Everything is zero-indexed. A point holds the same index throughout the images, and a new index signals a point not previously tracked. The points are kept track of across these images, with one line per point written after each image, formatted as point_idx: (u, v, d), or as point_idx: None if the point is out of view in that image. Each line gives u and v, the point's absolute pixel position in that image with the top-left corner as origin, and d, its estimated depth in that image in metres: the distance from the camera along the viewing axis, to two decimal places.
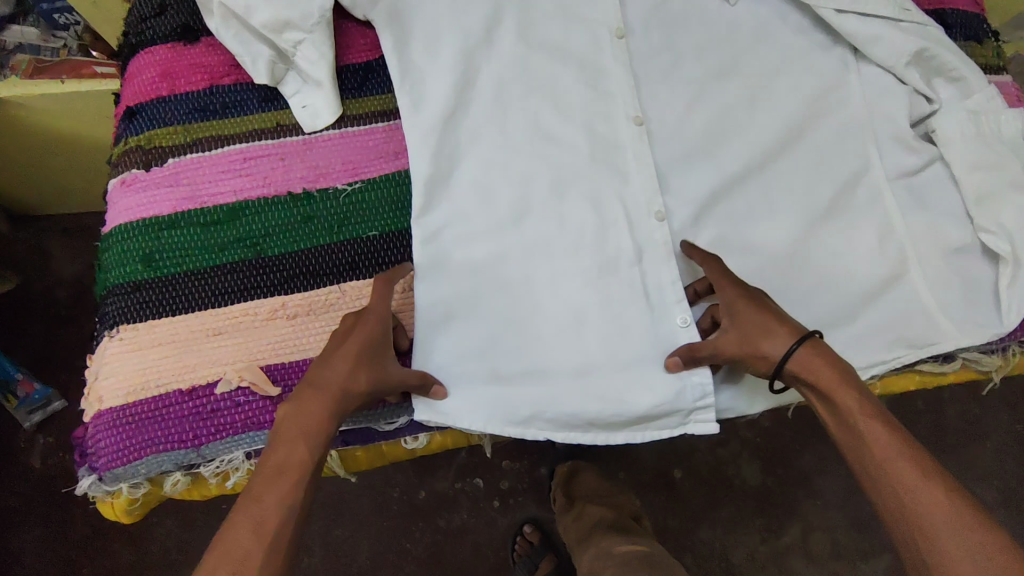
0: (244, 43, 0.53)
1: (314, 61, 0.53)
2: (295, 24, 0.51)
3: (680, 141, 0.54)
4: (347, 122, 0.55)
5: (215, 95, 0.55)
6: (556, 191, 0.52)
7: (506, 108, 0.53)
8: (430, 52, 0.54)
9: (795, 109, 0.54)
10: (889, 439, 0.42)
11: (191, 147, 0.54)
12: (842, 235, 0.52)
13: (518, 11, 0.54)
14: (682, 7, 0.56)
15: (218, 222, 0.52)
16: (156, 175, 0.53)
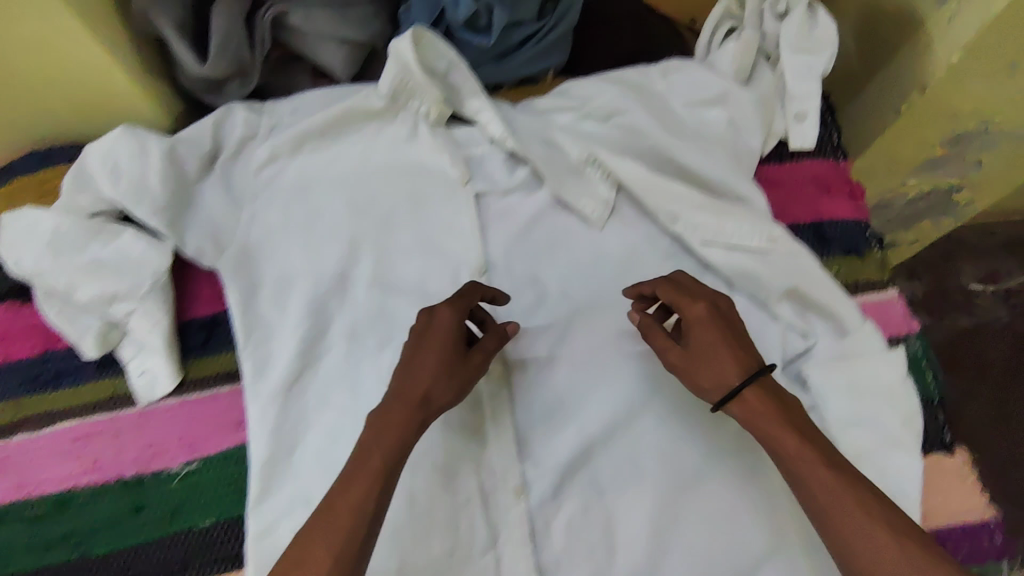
0: (76, 322, 0.85)
1: (147, 329, 0.85)
2: (125, 297, 0.84)
3: (533, 367, 0.83)
4: (186, 384, 0.86)
5: (50, 361, 0.87)
6: (334, 433, 0.79)
7: (357, 366, 0.83)
8: (277, 305, 0.85)
9: (555, 361, 0.83)
10: (842, 482, 0.65)
11: (21, 426, 0.85)
12: (610, 465, 0.79)
13: (374, 252, 0.87)
14: (545, 230, 0.90)
15: (47, 516, 0.81)
16: (63, 445, 0.84)
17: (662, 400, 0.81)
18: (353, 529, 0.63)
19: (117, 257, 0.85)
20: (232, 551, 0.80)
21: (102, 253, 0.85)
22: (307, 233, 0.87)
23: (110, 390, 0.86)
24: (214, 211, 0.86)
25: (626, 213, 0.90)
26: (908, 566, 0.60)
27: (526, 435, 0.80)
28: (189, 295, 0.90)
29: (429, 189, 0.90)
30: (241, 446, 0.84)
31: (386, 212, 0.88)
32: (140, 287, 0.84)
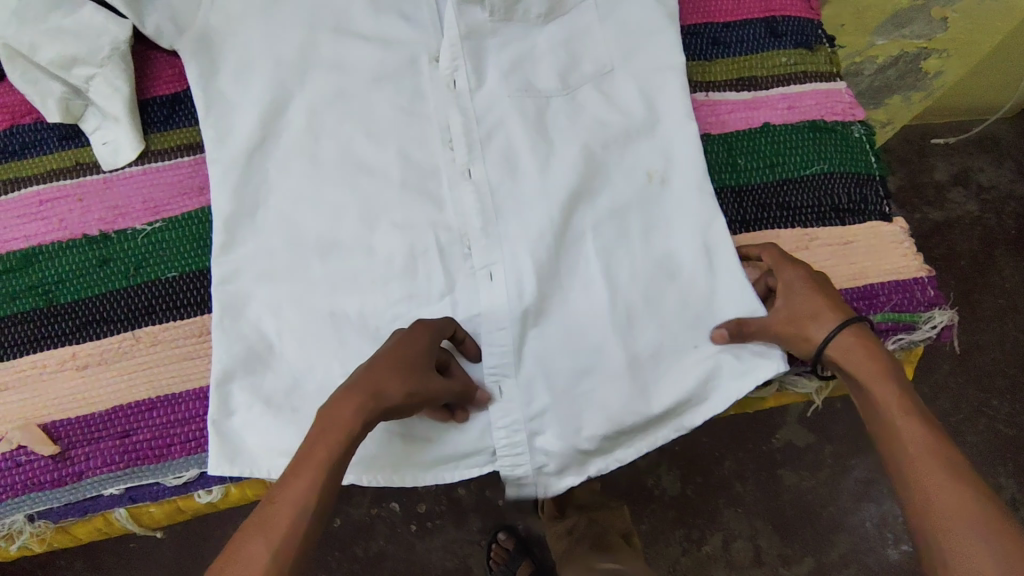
0: (54, 66, 0.67)
1: (108, 94, 0.69)
2: (84, 61, 0.68)
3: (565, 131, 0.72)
4: (150, 156, 0.70)
5: (16, 132, 0.71)
6: (318, 188, 0.69)
7: (320, 133, 0.71)
8: (238, 83, 0.72)
9: (566, 140, 0.71)
10: (911, 261, 0.68)
11: (28, 182, 0.70)
12: (630, 184, 0.71)
13: (351, 10, 0.75)
14: (503, 37, 0.74)
15: (44, 266, 0.67)
16: (27, 209, 0.69)
17: (759, 120, 0.73)
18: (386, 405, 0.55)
19: (77, 25, 0.68)
20: (206, 293, 0.66)
21: (60, 20, 0.67)
22: (266, 12, 0.75)
23: (77, 162, 0.70)
24: None
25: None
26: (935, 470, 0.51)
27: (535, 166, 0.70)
28: (148, 76, 0.73)
29: None
30: (203, 209, 0.69)
31: None
32: (99, 50, 0.68)
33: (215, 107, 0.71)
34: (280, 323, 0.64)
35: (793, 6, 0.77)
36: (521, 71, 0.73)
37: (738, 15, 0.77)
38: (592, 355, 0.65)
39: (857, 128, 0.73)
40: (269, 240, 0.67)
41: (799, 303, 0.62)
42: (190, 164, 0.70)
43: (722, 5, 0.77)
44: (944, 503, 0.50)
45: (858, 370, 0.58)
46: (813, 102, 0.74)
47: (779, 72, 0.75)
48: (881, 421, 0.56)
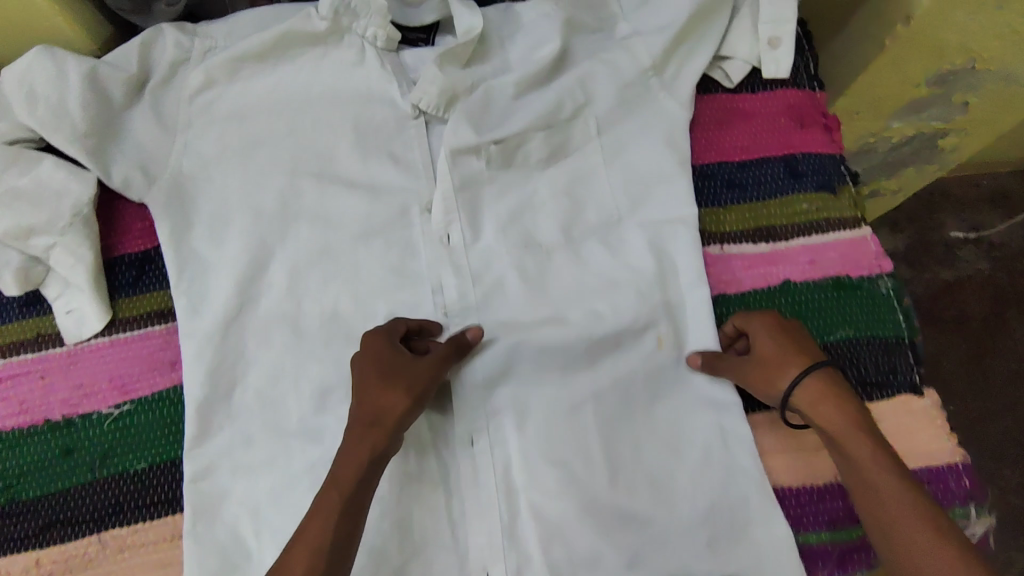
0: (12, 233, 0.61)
1: (70, 263, 0.62)
2: (43, 230, 0.62)
3: (568, 290, 0.66)
4: (118, 325, 0.65)
5: None
6: (299, 363, 0.63)
7: (302, 297, 0.65)
8: (214, 239, 0.66)
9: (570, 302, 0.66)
10: (942, 443, 0.63)
11: None
12: (640, 352, 0.65)
13: (336, 152, 0.69)
14: (500, 183, 0.68)
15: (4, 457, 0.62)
16: None
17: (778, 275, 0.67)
18: (383, 453, 0.56)
19: (36, 186, 0.63)
20: (179, 489, 0.61)
21: (18, 183, 0.62)
22: (243, 157, 0.68)
23: (38, 333, 0.65)
24: (264, 84, 0.70)
25: (582, 134, 0.69)
26: (920, 522, 0.51)
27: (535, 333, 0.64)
28: (115, 231, 0.67)
29: (381, 91, 0.70)
30: (175, 388, 0.63)
31: (366, 100, 0.70)
32: (59, 218, 0.62)
33: (188, 271, 0.65)
34: (258, 525, 0.59)
35: (814, 142, 0.71)
36: (519, 220, 0.68)
37: (756, 151, 0.71)
38: (593, 546, 0.60)
39: (883, 283, 0.68)
40: (247, 427, 0.62)
41: (759, 350, 0.61)
42: (161, 334, 0.65)
43: (737, 141, 0.71)
44: (928, 560, 0.50)
45: (821, 416, 0.58)
46: (835, 254, 0.68)
47: (799, 220, 0.69)
48: (861, 479, 0.55)
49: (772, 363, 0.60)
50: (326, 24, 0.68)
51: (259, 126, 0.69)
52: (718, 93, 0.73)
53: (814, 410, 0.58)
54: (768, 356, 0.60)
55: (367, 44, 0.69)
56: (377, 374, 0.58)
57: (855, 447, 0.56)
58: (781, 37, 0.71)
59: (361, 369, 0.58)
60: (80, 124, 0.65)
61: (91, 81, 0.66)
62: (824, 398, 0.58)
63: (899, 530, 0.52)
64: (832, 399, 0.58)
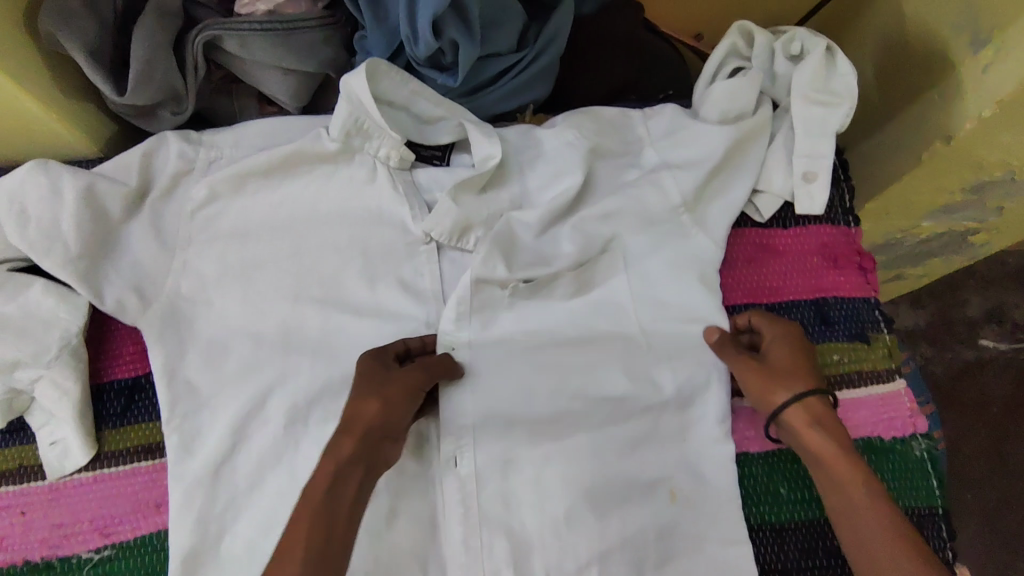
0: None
1: (55, 397, 0.59)
2: (28, 364, 0.59)
3: (580, 439, 0.62)
4: (103, 459, 0.61)
5: None
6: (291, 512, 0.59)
7: (299, 436, 0.62)
8: (209, 369, 0.63)
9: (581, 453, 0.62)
10: None
11: None
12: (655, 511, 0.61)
13: (342, 277, 0.66)
14: (512, 319, 0.64)
15: None
16: None
17: None
18: (368, 468, 0.54)
19: (25, 314, 0.60)
20: None
21: (7, 311, 0.59)
22: (244, 279, 0.65)
23: (20, 464, 0.62)
24: (269, 200, 0.67)
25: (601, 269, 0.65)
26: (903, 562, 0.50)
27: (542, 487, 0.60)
28: (106, 355, 0.64)
29: (393, 213, 0.67)
30: (160, 532, 0.60)
31: (376, 222, 0.67)
32: (46, 352, 0.59)
33: (181, 406, 0.61)
34: None
35: (849, 284, 0.68)
36: (530, 359, 0.63)
37: (785, 293, 0.67)
38: None
39: (917, 444, 0.64)
40: None
41: (771, 355, 0.60)
42: (147, 471, 0.61)
43: (766, 281, 0.67)
44: None
45: (810, 441, 0.57)
46: (866, 411, 0.64)
47: (829, 371, 0.65)
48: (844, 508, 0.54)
49: (781, 372, 0.59)
50: (337, 145, 0.65)
51: (261, 246, 0.66)
52: (748, 226, 0.69)
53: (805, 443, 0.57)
54: (783, 369, 0.59)
55: (380, 164, 0.66)
56: (365, 381, 0.57)
57: (845, 475, 0.55)
58: (817, 172, 0.67)
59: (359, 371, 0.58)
60: (73, 246, 0.62)
61: (88, 198, 0.62)
62: (818, 425, 0.57)
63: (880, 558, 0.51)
64: (824, 425, 0.57)
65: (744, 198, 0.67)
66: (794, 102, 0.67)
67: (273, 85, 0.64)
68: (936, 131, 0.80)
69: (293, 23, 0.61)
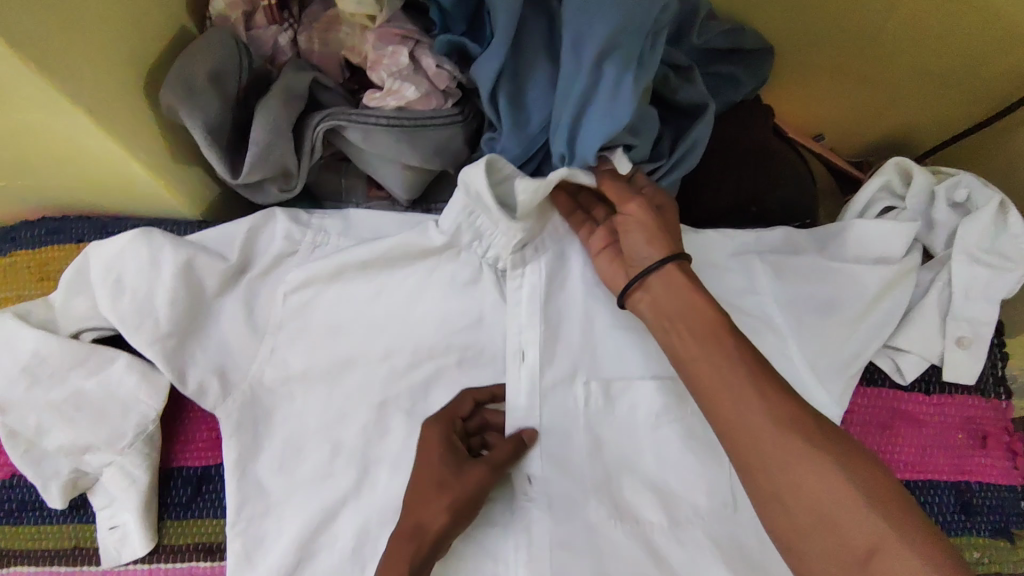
0: (66, 446, 0.55)
1: (123, 486, 0.57)
2: (99, 449, 0.56)
3: None
4: (161, 553, 0.58)
5: (15, 489, 0.60)
6: None
7: (366, 558, 0.57)
8: (284, 469, 0.59)
9: None
10: None
11: (21, 556, 0.59)
12: None
13: (430, 385, 0.62)
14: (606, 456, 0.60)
15: None
16: None
17: None
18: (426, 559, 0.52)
19: (103, 393, 0.56)
20: None
21: (85, 388, 0.56)
22: (333, 373, 0.62)
23: (75, 545, 0.59)
24: (363, 292, 0.63)
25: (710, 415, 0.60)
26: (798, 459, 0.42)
27: None
28: (178, 438, 0.60)
29: (492, 322, 0.63)
30: None
31: (473, 330, 0.63)
32: (121, 438, 0.56)
33: (248, 508, 0.58)
34: None
35: (995, 471, 0.60)
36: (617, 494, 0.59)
37: (922, 469, 0.59)
38: None
39: None
40: None
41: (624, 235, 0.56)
42: (205, 572, 0.58)
43: (901, 454, 0.60)
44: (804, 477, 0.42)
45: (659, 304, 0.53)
46: None
47: None
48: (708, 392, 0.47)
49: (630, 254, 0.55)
50: (444, 239, 0.61)
51: (352, 344, 0.62)
52: (885, 385, 0.61)
53: (653, 294, 0.54)
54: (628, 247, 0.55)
55: (486, 266, 0.63)
56: (429, 474, 0.54)
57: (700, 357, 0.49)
58: (972, 338, 0.60)
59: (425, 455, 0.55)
60: (163, 322, 0.59)
61: (184, 273, 0.60)
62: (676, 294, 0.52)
63: (769, 453, 0.43)
64: (672, 291, 0.52)
65: (869, 349, 0.60)
66: (956, 257, 0.60)
67: (388, 176, 0.61)
68: None
69: (420, 121, 0.58)
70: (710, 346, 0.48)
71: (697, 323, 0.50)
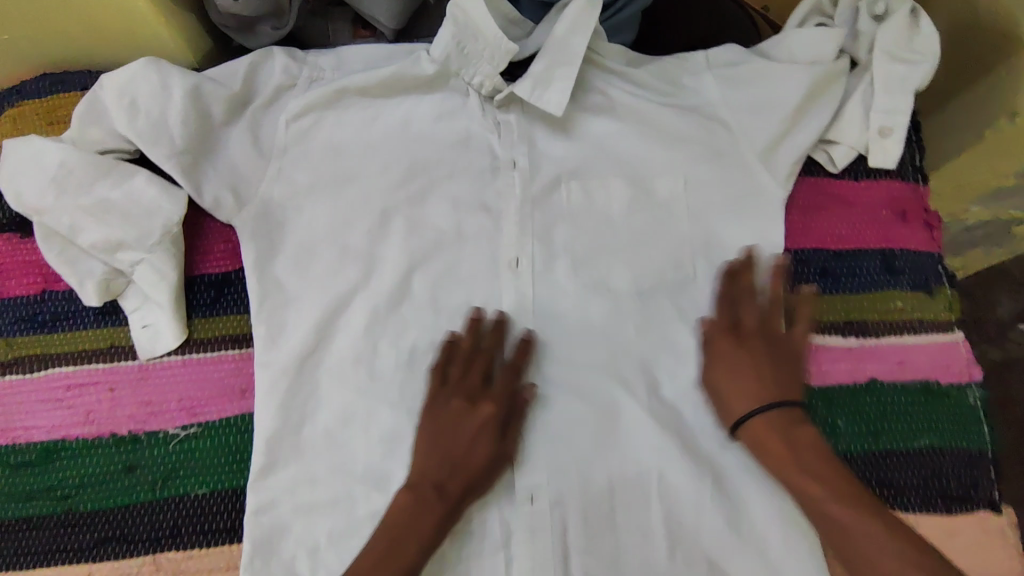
0: (99, 247, 0.61)
1: (152, 280, 0.62)
2: (131, 246, 0.62)
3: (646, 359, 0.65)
4: (192, 345, 0.64)
5: (49, 299, 0.65)
6: (367, 405, 0.62)
7: (378, 337, 0.64)
8: (297, 268, 0.66)
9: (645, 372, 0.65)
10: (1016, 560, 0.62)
11: (57, 358, 0.64)
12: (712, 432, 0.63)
13: (424, 195, 0.68)
14: (585, 246, 0.68)
15: (31, 461, 0.61)
16: (54, 394, 0.63)
17: (862, 371, 0.65)
18: (445, 481, 0.58)
19: (127, 200, 0.62)
20: (239, 517, 0.60)
21: (109, 195, 0.62)
22: (336, 187, 0.68)
23: (110, 344, 0.64)
24: (357, 115, 0.69)
25: (673, 205, 0.68)
26: (843, 508, 0.53)
27: (606, 400, 0.64)
28: (198, 250, 0.67)
29: (477, 139, 0.70)
30: (247, 415, 0.63)
31: (461, 145, 0.69)
32: (148, 236, 0.62)
33: (269, 300, 0.64)
34: (315, 567, 0.59)
35: (916, 240, 0.70)
36: (596, 273, 0.67)
37: (853, 241, 0.69)
38: None
39: (971, 392, 0.66)
40: (313, 464, 0.61)
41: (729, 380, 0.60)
42: (234, 359, 0.64)
43: (835, 229, 0.69)
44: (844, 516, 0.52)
45: (767, 448, 0.57)
46: (927, 358, 0.66)
47: (891, 319, 0.67)
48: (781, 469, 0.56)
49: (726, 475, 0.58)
50: (436, 66, 0.68)
51: (354, 162, 0.69)
52: (819, 176, 0.71)
53: (758, 422, 0.58)
54: (731, 378, 0.60)
55: (472, 91, 0.69)
56: (447, 406, 0.61)
57: (792, 468, 0.56)
58: (894, 127, 0.69)
59: (458, 428, 0.59)
60: (177, 140, 0.65)
61: (193, 96, 0.65)
62: (782, 432, 0.57)
63: (831, 512, 0.53)
64: (777, 447, 0.57)
65: (810, 145, 0.69)
66: (876, 57, 0.69)
67: (374, 6, 0.68)
68: (1000, 106, 0.82)
69: None
70: (804, 461, 0.56)
71: (798, 450, 0.56)
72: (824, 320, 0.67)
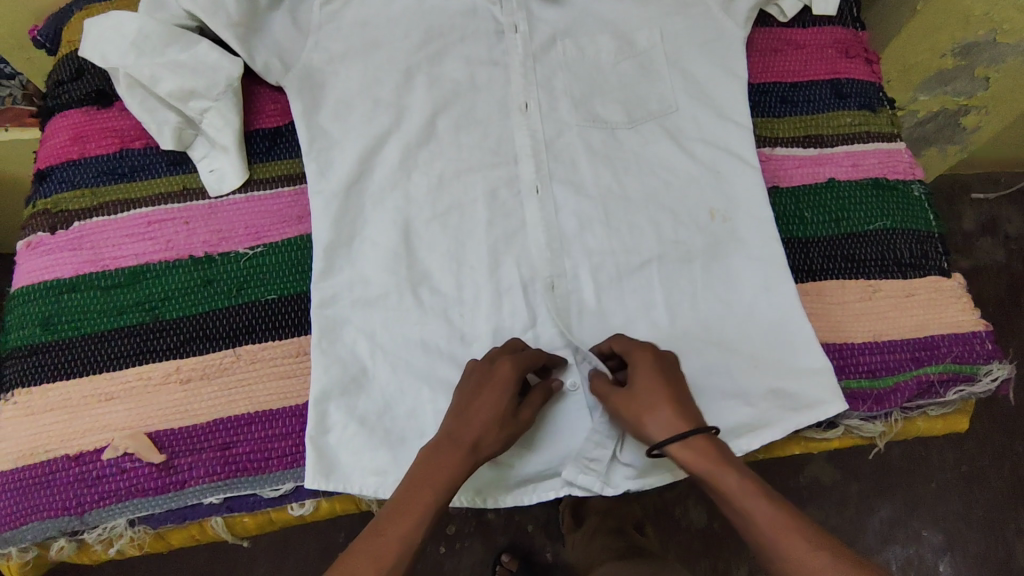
0: (175, 96, 0.72)
1: (220, 125, 0.74)
2: (202, 95, 0.73)
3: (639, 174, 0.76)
4: (253, 184, 0.76)
5: (129, 154, 0.76)
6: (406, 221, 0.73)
7: (411, 168, 0.76)
8: (337, 118, 0.77)
9: (639, 184, 0.76)
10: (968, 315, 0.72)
11: (139, 200, 0.75)
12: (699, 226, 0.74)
13: (441, 57, 0.80)
14: (580, 88, 0.79)
15: (123, 282, 0.72)
16: (138, 228, 0.74)
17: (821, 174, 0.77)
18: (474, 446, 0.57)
19: (193, 60, 0.73)
20: (304, 316, 0.71)
21: (179, 55, 0.73)
22: (365, 51, 0.79)
23: (184, 187, 0.75)
24: None
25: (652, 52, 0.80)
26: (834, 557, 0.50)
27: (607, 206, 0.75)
28: (252, 109, 0.78)
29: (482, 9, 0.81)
30: (305, 236, 0.74)
31: (469, 15, 0.81)
32: (215, 86, 0.73)
33: (317, 143, 0.76)
34: (373, 348, 0.69)
35: (858, 72, 0.83)
36: (591, 110, 0.78)
37: (805, 75, 0.82)
38: None
39: (916, 187, 0.78)
40: (365, 269, 0.72)
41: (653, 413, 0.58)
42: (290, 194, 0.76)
43: (789, 66, 0.82)
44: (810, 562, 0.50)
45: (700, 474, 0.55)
46: (876, 161, 0.78)
47: (843, 132, 0.80)
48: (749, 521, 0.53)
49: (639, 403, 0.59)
50: None
51: (379, 32, 0.80)
52: (774, 27, 0.84)
53: (688, 449, 0.56)
54: (648, 402, 0.58)
55: None
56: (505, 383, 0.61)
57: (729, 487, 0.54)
58: None
59: (484, 396, 0.59)
60: (230, 14, 0.76)
61: None
62: (709, 457, 0.55)
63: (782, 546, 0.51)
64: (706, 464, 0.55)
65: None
66: None
67: None
68: None
69: None
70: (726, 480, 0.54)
71: (738, 486, 0.53)
72: (786, 137, 0.80)
